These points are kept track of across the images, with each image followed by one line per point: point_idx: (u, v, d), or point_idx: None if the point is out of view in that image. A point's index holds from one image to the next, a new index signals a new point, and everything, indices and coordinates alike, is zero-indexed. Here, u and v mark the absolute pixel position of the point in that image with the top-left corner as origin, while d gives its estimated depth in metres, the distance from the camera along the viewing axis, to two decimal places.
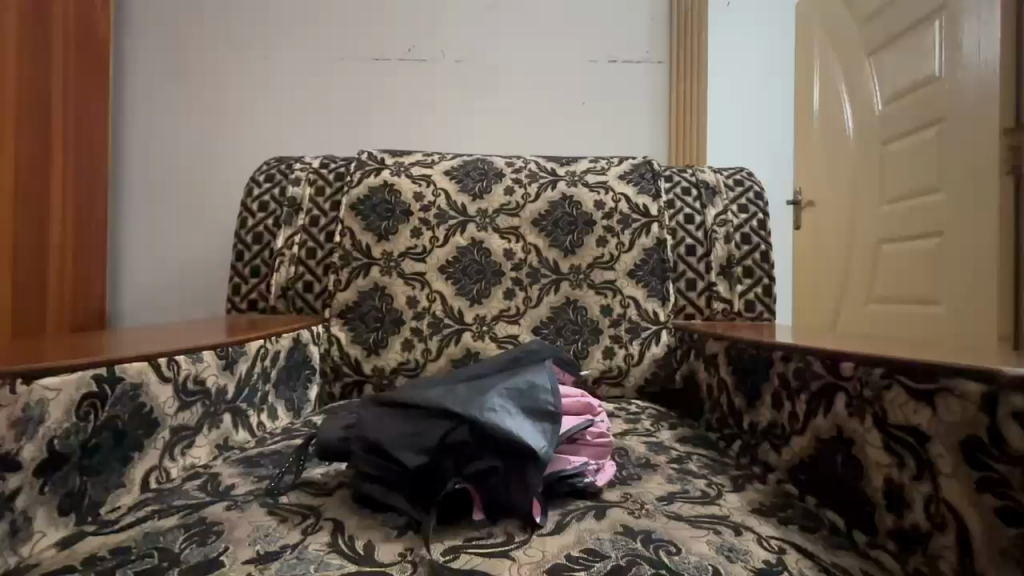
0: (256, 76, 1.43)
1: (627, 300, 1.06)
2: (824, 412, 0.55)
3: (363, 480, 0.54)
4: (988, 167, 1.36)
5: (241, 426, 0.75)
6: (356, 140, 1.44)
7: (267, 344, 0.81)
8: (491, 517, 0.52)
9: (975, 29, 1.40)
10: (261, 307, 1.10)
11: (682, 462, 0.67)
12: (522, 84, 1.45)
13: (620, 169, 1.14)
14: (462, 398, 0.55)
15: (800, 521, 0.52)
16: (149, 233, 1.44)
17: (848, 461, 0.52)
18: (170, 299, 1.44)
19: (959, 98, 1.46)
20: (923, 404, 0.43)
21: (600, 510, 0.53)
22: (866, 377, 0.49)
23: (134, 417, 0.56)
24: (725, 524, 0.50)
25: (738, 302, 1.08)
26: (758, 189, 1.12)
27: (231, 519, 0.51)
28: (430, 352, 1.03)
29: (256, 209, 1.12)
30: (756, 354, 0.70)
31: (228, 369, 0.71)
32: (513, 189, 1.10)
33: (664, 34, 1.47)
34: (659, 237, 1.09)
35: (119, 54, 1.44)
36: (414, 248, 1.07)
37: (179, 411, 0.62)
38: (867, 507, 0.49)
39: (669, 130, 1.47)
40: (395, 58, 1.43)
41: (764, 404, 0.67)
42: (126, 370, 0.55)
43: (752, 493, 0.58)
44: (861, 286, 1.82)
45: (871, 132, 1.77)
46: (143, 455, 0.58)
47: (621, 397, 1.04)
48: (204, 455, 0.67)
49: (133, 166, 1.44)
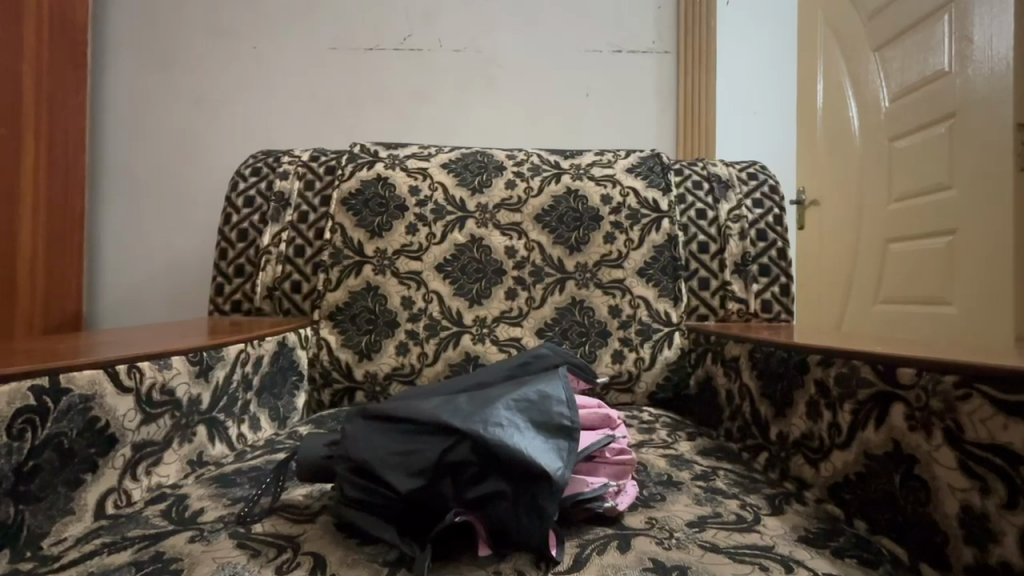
0: (244, 67, 1.36)
1: (637, 300, 1.00)
2: (875, 425, 0.49)
3: (350, 508, 0.47)
4: (1003, 164, 1.30)
5: (217, 439, 0.67)
6: (349, 133, 1.37)
7: (249, 348, 0.73)
8: (498, 552, 0.45)
9: (988, 20, 1.34)
10: (246, 308, 1.02)
11: (708, 479, 0.60)
12: (524, 76, 1.39)
13: (627, 162, 1.07)
14: (462, 412, 0.48)
15: (855, 552, 0.45)
16: (128, 230, 1.36)
17: (908, 482, 0.45)
18: (151, 301, 1.37)
19: (970, 92, 1.40)
20: (1016, 419, 0.36)
21: (624, 541, 0.46)
22: (932, 386, 0.43)
23: (85, 433, 0.49)
24: (770, 558, 0.43)
25: (754, 302, 1.01)
26: (773, 183, 1.05)
27: (193, 555, 0.44)
28: (426, 357, 0.96)
29: (241, 205, 1.04)
30: (786, 358, 0.63)
31: (202, 376, 0.63)
32: (515, 183, 1.03)
33: (671, 24, 1.41)
34: (670, 233, 1.03)
35: (100, 42, 1.36)
36: (409, 246, 1.00)
37: (141, 426, 0.55)
38: (937, 537, 0.42)
39: (677, 126, 1.41)
40: (389, 50, 1.37)
41: (797, 413, 0.61)
42: (74, 380, 0.47)
43: (793, 518, 0.52)
44: (869, 285, 1.75)
45: (877, 128, 1.71)
46: (98, 477, 0.50)
47: (631, 404, 0.97)
48: (173, 474, 0.60)
49: (112, 161, 1.36)
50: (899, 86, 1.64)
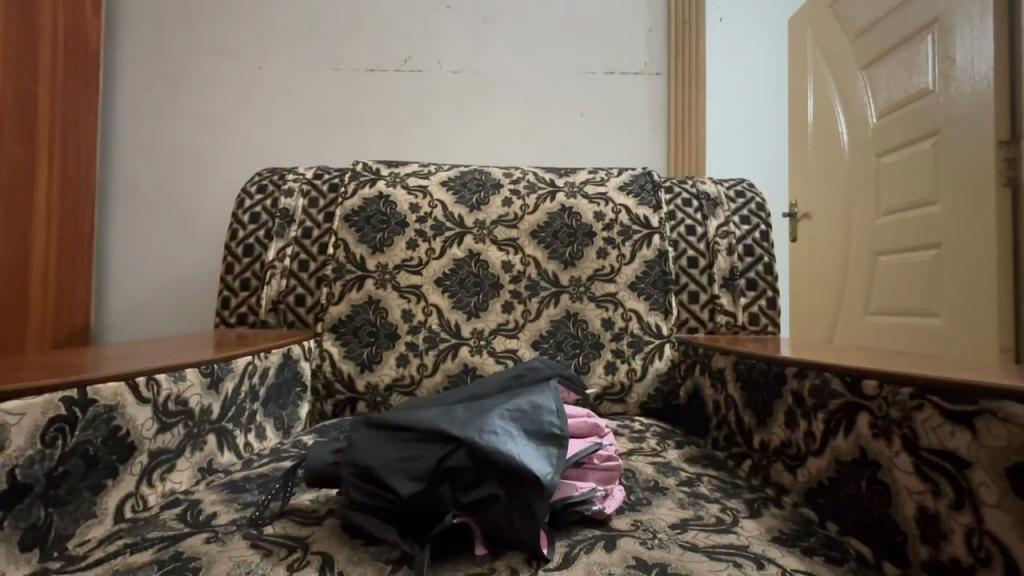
0: (248, 87, 1.41)
1: (628, 313, 1.04)
2: (844, 433, 0.53)
3: (355, 510, 0.50)
4: (985, 180, 1.35)
5: (226, 447, 0.70)
6: (351, 150, 1.42)
7: (255, 360, 0.77)
8: (493, 552, 0.48)
9: (969, 42, 1.39)
10: (251, 321, 1.05)
11: (692, 485, 0.64)
12: (519, 96, 1.44)
13: (619, 180, 1.12)
14: (459, 421, 0.51)
15: (823, 551, 0.49)
16: (135, 244, 1.40)
17: (873, 486, 0.49)
18: (159, 313, 1.40)
19: (952, 110, 1.44)
20: (961, 427, 0.40)
21: (610, 541, 0.50)
22: (892, 397, 0.47)
23: (108, 442, 0.52)
24: (745, 556, 0.47)
25: (742, 315, 1.05)
26: (760, 201, 1.10)
27: (210, 554, 0.48)
28: (425, 368, 0.99)
29: (247, 220, 1.08)
30: (766, 370, 0.67)
31: (213, 387, 0.67)
32: (511, 200, 1.07)
33: (663, 45, 1.46)
34: (660, 248, 1.07)
35: (110, 62, 1.41)
36: (409, 261, 1.04)
37: (158, 434, 0.58)
38: (897, 537, 0.46)
39: (668, 143, 1.46)
40: (390, 70, 1.42)
41: (776, 422, 0.64)
42: (99, 392, 0.51)
43: (770, 520, 0.55)
44: (858, 297, 1.79)
45: (865, 144, 1.75)
46: (118, 483, 0.54)
47: (623, 413, 1.01)
48: (186, 480, 0.63)
49: (120, 177, 1.40)
50: (884, 103, 1.69)
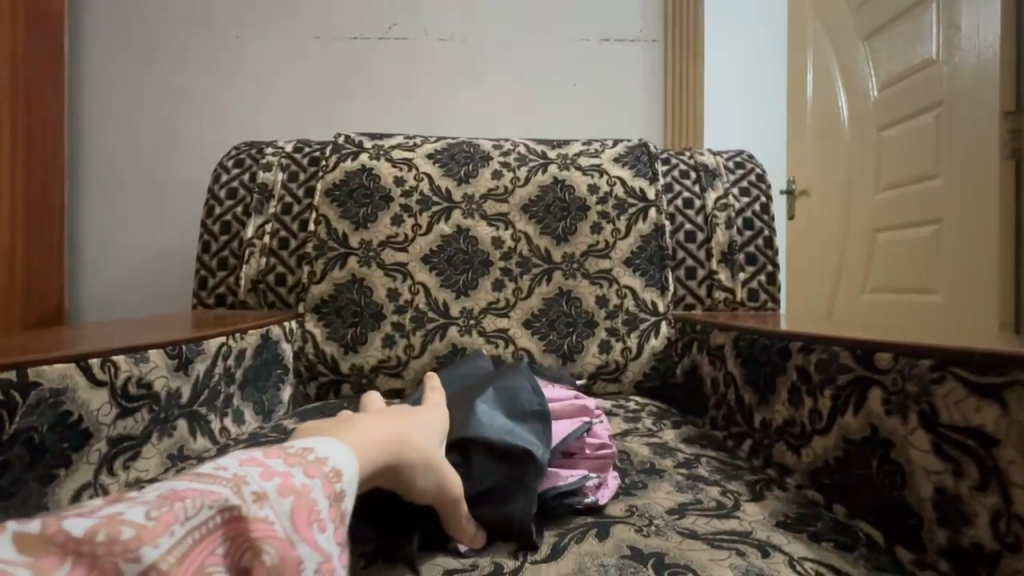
0: (222, 57, 1.34)
1: (623, 290, 0.99)
2: (854, 410, 0.49)
3: None
4: (988, 151, 1.30)
5: (199, 433, 0.66)
6: (333, 123, 1.35)
7: (230, 342, 0.72)
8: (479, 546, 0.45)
9: (975, 10, 1.33)
10: (230, 302, 1.01)
11: (691, 467, 0.60)
12: (508, 67, 1.37)
13: (614, 152, 1.06)
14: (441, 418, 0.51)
15: (831, 536, 0.46)
16: (109, 224, 1.34)
17: (885, 466, 0.46)
18: (136, 296, 1.35)
19: (956, 80, 1.39)
20: (989, 401, 0.37)
21: (603, 529, 0.46)
22: (908, 371, 0.43)
23: (58, 428, 0.48)
24: (748, 542, 0.44)
25: (740, 291, 1.01)
26: (761, 171, 1.05)
27: None
28: (413, 348, 0.95)
29: (224, 197, 1.03)
30: (769, 345, 0.63)
31: (182, 370, 0.62)
32: (501, 173, 1.02)
33: (659, 11, 1.39)
34: (657, 223, 1.02)
35: (78, 30, 1.33)
36: (394, 237, 0.99)
37: (117, 420, 0.54)
38: (912, 520, 0.43)
39: (664, 115, 1.40)
40: (375, 38, 1.35)
41: (779, 400, 0.61)
42: (44, 374, 0.47)
43: (773, 503, 0.52)
44: (857, 274, 1.75)
45: (865, 117, 1.69)
46: (73, 472, 0.50)
47: (618, 393, 0.98)
48: (153, 468, 0.59)
49: (92, 152, 1.34)
50: (886, 75, 1.63)
